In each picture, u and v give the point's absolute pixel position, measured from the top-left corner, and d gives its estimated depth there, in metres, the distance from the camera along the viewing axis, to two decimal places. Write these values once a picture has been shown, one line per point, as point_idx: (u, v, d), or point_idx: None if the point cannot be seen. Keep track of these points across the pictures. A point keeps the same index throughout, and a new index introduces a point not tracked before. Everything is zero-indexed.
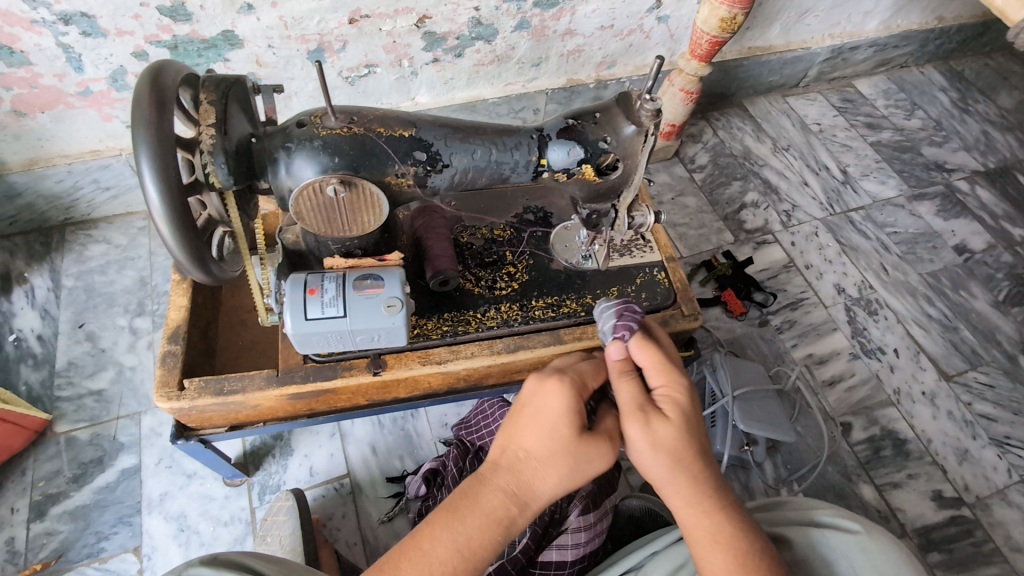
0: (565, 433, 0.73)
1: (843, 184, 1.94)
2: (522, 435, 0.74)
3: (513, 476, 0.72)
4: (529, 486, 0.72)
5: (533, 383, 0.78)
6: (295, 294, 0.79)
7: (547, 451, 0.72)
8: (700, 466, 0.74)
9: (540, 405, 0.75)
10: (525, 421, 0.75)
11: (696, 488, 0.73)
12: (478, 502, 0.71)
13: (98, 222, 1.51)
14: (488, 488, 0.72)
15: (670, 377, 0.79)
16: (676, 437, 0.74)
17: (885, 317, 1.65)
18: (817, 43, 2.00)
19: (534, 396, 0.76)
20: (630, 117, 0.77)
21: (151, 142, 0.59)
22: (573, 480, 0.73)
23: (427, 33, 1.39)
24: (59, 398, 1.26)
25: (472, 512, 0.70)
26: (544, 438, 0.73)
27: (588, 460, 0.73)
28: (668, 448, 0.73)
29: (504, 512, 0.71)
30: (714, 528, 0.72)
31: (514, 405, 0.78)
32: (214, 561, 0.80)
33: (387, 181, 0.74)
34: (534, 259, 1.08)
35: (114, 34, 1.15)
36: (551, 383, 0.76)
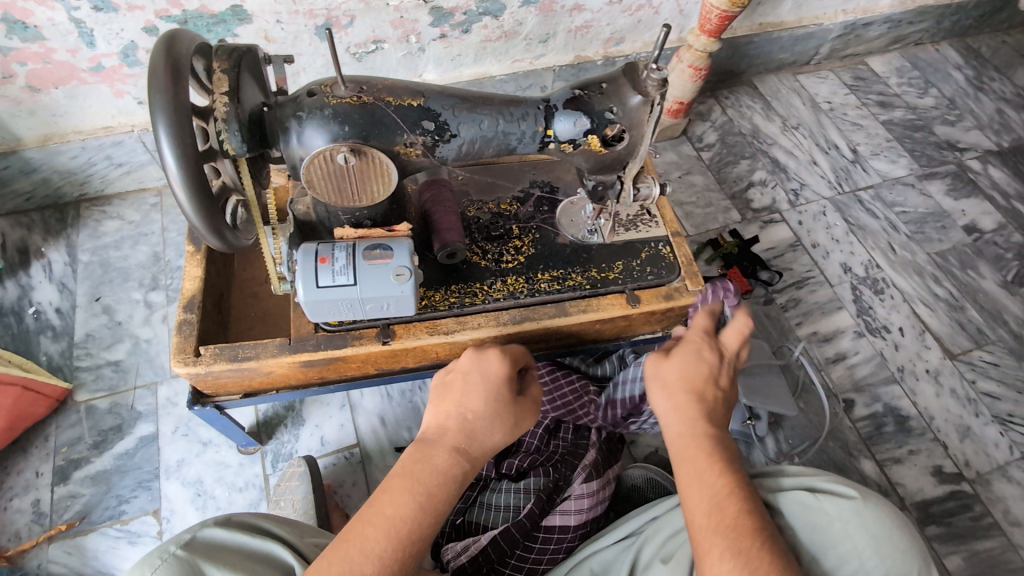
0: (503, 395, 0.83)
1: (853, 163, 1.92)
2: (465, 401, 0.81)
3: (462, 437, 0.79)
4: (478, 443, 0.80)
5: (470, 354, 0.86)
6: (306, 262, 0.80)
7: (490, 412, 0.81)
8: (697, 403, 0.82)
9: (481, 372, 0.84)
10: (466, 388, 0.83)
11: (688, 416, 0.81)
12: (431, 462, 0.77)
13: (112, 199, 1.53)
14: (438, 451, 0.78)
15: (699, 333, 0.90)
16: (679, 369, 0.85)
17: (891, 295, 1.66)
18: (829, 19, 1.97)
19: (474, 364, 0.85)
20: (637, 87, 0.77)
21: (168, 108, 0.61)
22: (513, 435, 0.84)
23: (435, 8, 1.39)
24: (78, 368, 1.29)
25: (427, 473, 0.76)
26: (486, 400, 0.81)
27: (523, 417, 0.85)
28: (668, 378, 0.85)
29: (459, 470, 0.77)
30: (696, 453, 0.77)
31: (452, 376, 0.85)
32: (227, 522, 0.83)
33: (396, 151, 0.75)
34: (540, 233, 1.09)
35: (125, 9, 1.16)
36: (488, 354, 0.86)
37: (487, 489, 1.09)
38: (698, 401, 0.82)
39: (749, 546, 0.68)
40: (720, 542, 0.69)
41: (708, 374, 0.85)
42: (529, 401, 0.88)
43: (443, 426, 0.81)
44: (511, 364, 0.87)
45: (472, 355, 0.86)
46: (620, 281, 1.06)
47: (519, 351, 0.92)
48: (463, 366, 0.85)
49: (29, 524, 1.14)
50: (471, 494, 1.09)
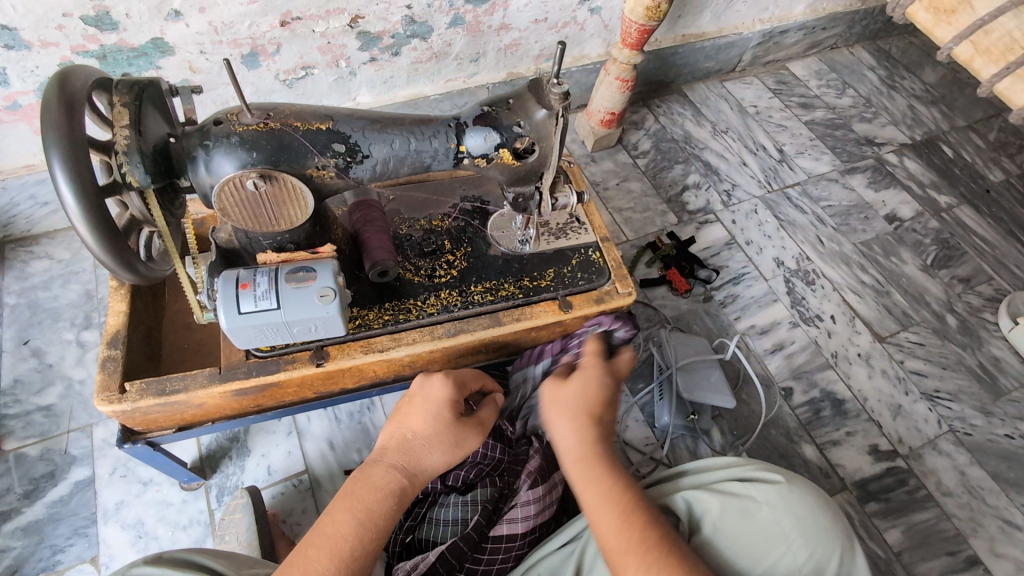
0: (446, 416, 0.87)
1: (780, 162, 2.03)
2: (410, 420, 0.87)
3: (404, 454, 0.85)
4: (417, 460, 0.85)
5: (420, 379, 0.92)
6: (227, 289, 0.80)
7: (430, 431, 0.86)
8: (593, 436, 0.90)
9: (427, 393, 0.89)
10: (411, 410, 0.89)
11: (590, 450, 0.89)
12: (369, 482, 0.82)
13: (40, 238, 1.49)
14: (378, 469, 0.83)
15: (594, 361, 0.97)
16: (575, 405, 0.92)
17: (822, 285, 1.74)
18: (748, 28, 2.09)
19: (421, 387, 0.91)
20: (541, 102, 0.81)
21: (64, 145, 0.61)
22: (454, 454, 0.87)
23: (362, 33, 1.42)
24: (5, 416, 1.24)
25: (366, 491, 0.81)
26: (429, 419, 0.87)
27: (465, 437, 0.88)
28: (569, 417, 0.91)
29: (397, 485, 0.82)
30: (597, 483, 0.86)
31: (404, 399, 0.91)
32: (158, 559, 0.82)
33: (309, 174, 0.76)
34: (473, 247, 1.12)
35: (38, 46, 1.15)
36: (433, 376, 0.91)
37: (435, 504, 1.09)
38: (595, 431, 0.91)
39: (664, 558, 0.77)
40: (633, 561, 0.77)
41: (603, 404, 0.93)
42: (474, 422, 0.91)
43: (387, 447, 0.86)
44: (457, 387, 0.91)
45: (421, 381, 0.92)
46: (551, 288, 1.09)
47: (467, 375, 0.96)
48: (418, 387, 0.91)
49: None
50: (419, 511, 1.09)
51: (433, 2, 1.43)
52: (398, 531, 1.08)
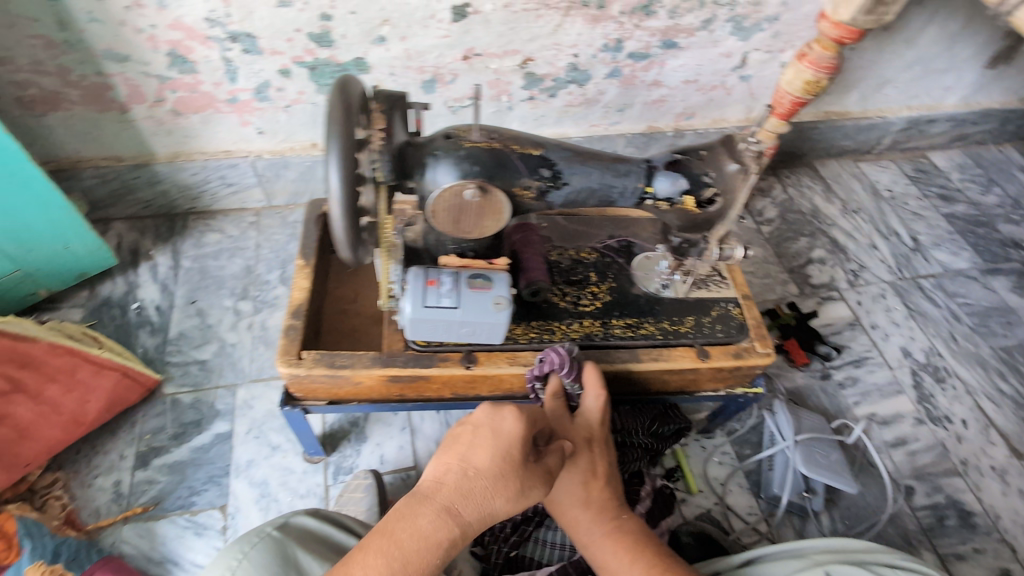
0: (513, 458, 0.75)
1: (913, 251, 1.95)
2: (473, 453, 0.76)
3: (459, 494, 0.72)
4: (474, 506, 0.72)
5: (488, 409, 0.81)
6: (417, 283, 0.90)
7: (496, 475, 0.74)
8: (590, 503, 0.89)
9: (496, 427, 0.78)
10: (475, 442, 0.77)
11: (590, 521, 0.89)
12: (415, 524, 0.69)
13: (217, 214, 1.68)
14: (427, 509, 0.71)
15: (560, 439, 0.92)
16: (567, 485, 0.89)
17: (953, 385, 1.63)
18: (894, 113, 2.05)
19: (490, 418, 0.79)
20: (734, 156, 0.85)
21: (341, 137, 0.71)
22: (517, 503, 0.75)
23: (529, 73, 1.54)
24: (169, 362, 1.40)
25: (408, 534, 0.68)
26: (495, 458, 0.75)
27: (530, 485, 0.76)
28: (563, 494, 0.90)
29: (446, 533, 0.69)
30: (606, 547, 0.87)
31: (467, 428, 0.79)
32: (315, 514, 0.96)
33: (514, 192, 0.84)
34: (617, 282, 1.16)
35: (268, 53, 1.32)
36: (507, 411, 0.80)
37: (541, 525, 1.14)
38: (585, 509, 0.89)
39: None
40: None
41: (582, 470, 0.90)
42: (541, 471, 0.79)
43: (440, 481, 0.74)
44: (528, 425, 0.80)
45: (489, 411, 0.81)
46: (690, 335, 1.11)
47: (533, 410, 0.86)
48: (482, 417, 0.80)
49: (108, 503, 1.20)
50: (525, 529, 1.12)
51: (599, 54, 1.53)
52: (503, 543, 1.11)
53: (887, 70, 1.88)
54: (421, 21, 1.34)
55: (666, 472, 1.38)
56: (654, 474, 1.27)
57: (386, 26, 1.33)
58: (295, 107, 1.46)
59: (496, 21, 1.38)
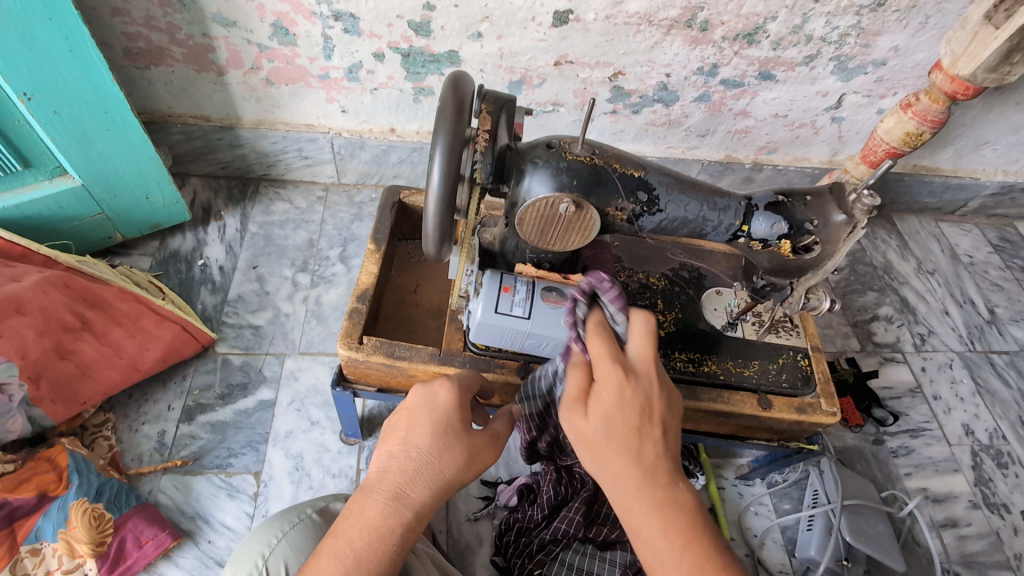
0: (453, 428, 0.76)
1: (988, 323, 1.84)
2: (412, 437, 0.75)
3: (401, 478, 0.72)
4: (421, 484, 0.72)
5: (417, 388, 0.81)
6: (491, 288, 0.89)
7: (439, 447, 0.74)
8: (630, 460, 0.67)
9: (430, 403, 0.78)
10: (412, 424, 0.76)
11: (628, 484, 0.67)
12: (363, 514, 0.69)
13: (288, 184, 1.71)
14: (374, 500, 0.70)
15: (607, 368, 0.73)
16: (604, 431, 0.69)
17: (1016, 473, 1.53)
18: (987, 175, 1.95)
19: (423, 397, 0.78)
20: (842, 207, 0.81)
21: (449, 134, 0.71)
22: (468, 471, 0.76)
23: (616, 87, 1.51)
24: (224, 323, 1.43)
25: (357, 528, 0.68)
26: (435, 432, 0.75)
27: (478, 450, 0.77)
28: (600, 437, 0.69)
29: (398, 517, 0.69)
30: (645, 520, 0.65)
31: (400, 413, 0.79)
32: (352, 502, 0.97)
33: (607, 212, 0.82)
34: (683, 313, 1.12)
35: (367, 36, 1.34)
36: (438, 386, 0.80)
37: (569, 547, 1.10)
38: (629, 449, 0.68)
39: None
40: None
41: (629, 418, 0.69)
42: (488, 435, 0.80)
43: (388, 468, 0.73)
44: (463, 396, 0.81)
45: (425, 387, 0.80)
46: (754, 381, 1.07)
47: (469, 379, 0.85)
48: (412, 398, 0.79)
49: (151, 451, 1.23)
50: (552, 549, 1.10)
51: (691, 76, 1.49)
52: (526, 559, 1.11)
53: (989, 130, 1.78)
54: (521, 22, 1.33)
55: None
56: None
57: (486, 23, 1.33)
58: (381, 91, 1.48)
59: (595, 31, 1.36)
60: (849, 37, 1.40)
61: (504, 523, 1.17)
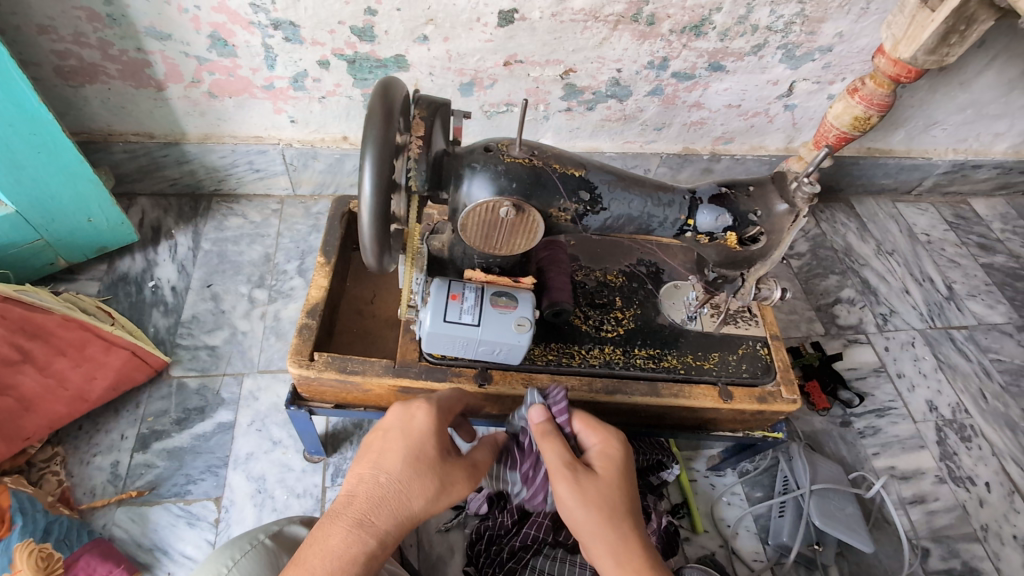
0: (427, 455, 0.75)
1: (947, 300, 1.88)
2: (385, 463, 0.74)
3: (370, 504, 0.70)
4: (389, 511, 0.70)
5: (393, 410, 0.80)
6: (439, 296, 0.88)
7: (409, 474, 0.73)
8: (628, 520, 0.75)
9: (405, 427, 0.77)
10: (386, 449, 0.75)
11: (630, 542, 0.72)
12: (325, 542, 0.66)
13: (241, 198, 1.67)
14: (338, 526, 0.68)
15: (601, 439, 0.84)
16: (615, 489, 0.77)
17: (979, 445, 1.56)
18: (939, 155, 1.99)
19: (400, 420, 0.78)
20: (784, 197, 0.82)
21: (378, 143, 0.68)
22: (438, 500, 0.74)
23: (569, 84, 1.50)
24: (178, 345, 1.38)
25: (319, 554, 0.65)
26: (408, 458, 0.74)
27: (449, 477, 0.76)
28: (607, 493, 0.76)
29: (363, 544, 0.67)
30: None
31: (374, 437, 0.77)
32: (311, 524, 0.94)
33: (550, 213, 0.80)
34: (642, 309, 1.12)
35: (309, 43, 1.30)
36: (416, 409, 0.79)
37: (539, 553, 1.09)
38: (630, 509, 0.76)
39: None
40: None
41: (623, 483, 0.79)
42: (462, 463, 0.80)
43: (357, 492, 0.71)
44: (440, 420, 0.80)
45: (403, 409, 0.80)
46: (714, 373, 1.07)
47: (449, 402, 0.85)
48: (391, 420, 0.79)
49: (104, 483, 1.19)
50: (522, 556, 1.08)
51: (642, 70, 1.49)
52: (497, 568, 1.08)
53: (937, 111, 1.82)
54: (466, 23, 1.31)
55: (672, 507, 1.33)
56: (659, 510, 1.21)
57: (431, 25, 1.30)
58: (330, 99, 1.44)
59: (542, 29, 1.35)
60: (794, 25, 1.42)
61: (475, 533, 1.14)
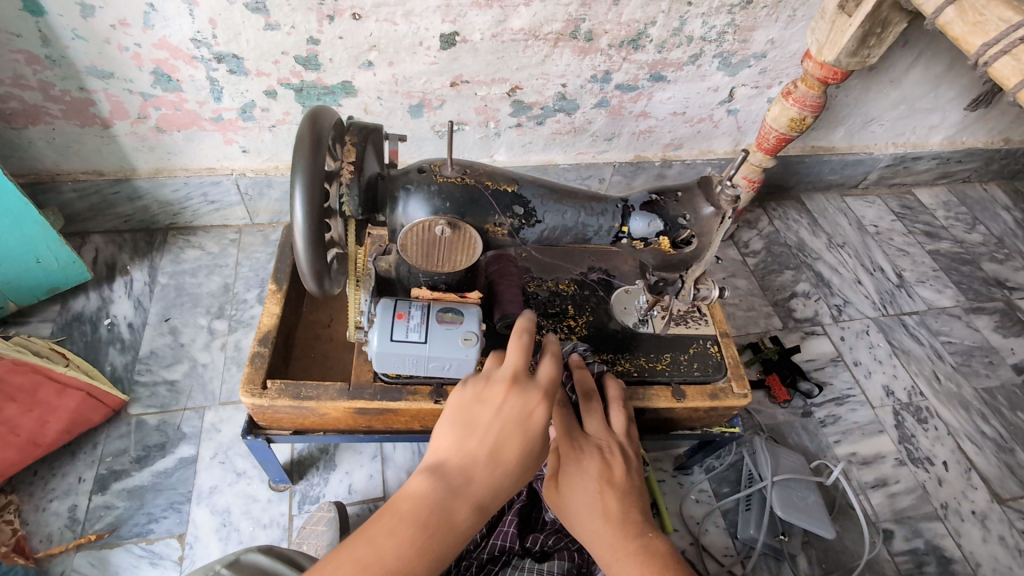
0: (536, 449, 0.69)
1: (897, 287, 1.95)
2: (503, 446, 0.65)
3: (481, 504, 0.63)
4: (498, 499, 0.66)
5: (505, 388, 0.69)
6: (385, 315, 0.89)
7: (523, 468, 0.67)
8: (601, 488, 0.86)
9: (520, 417, 0.67)
10: (501, 431, 0.66)
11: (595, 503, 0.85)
12: (446, 520, 0.61)
13: (198, 230, 1.66)
14: (458, 505, 0.62)
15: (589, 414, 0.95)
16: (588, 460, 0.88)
17: (935, 426, 1.62)
18: (879, 149, 2.07)
19: (517, 409, 0.68)
20: (711, 200, 0.85)
21: (308, 170, 0.70)
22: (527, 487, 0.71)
23: (516, 101, 1.54)
24: (136, 382, 1.36)
25: (440, 533, 0.60)
26: (526, 452, 0.67)
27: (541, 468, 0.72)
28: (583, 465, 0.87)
29: (474, 528, 0.64)
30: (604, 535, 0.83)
31: (479, 408, 0.67)
32: (270, 551, 0.92)
33: (486, 229, 0.83)
34: (594, 316, 1.14)
35: (254, 74, 1.32)
36: (535, 401, 0.69)
37: (508, 565, 1.08)
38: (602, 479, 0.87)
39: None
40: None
41: (637, 472, 0.93)
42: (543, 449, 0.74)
43: (461, 488, 0.63)
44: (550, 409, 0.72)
45: (525, 391, 0.69)
46: (666, 373, 1.09)
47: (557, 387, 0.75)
48: (508, 406, 0.68)
49: (61, 529, 1.16)
50: (491, 569, 1.08)
51: (587, 84, 1.53)
52: None
53: (872, 108, 1.90)
54: (409, 48, 1.34)
55: None
56: None
57: (374, 51, 1.33)
58: (280, 127, 1.46)
59: (484, 50, 1.38)
60: (727, 35, 1.48)
61: None
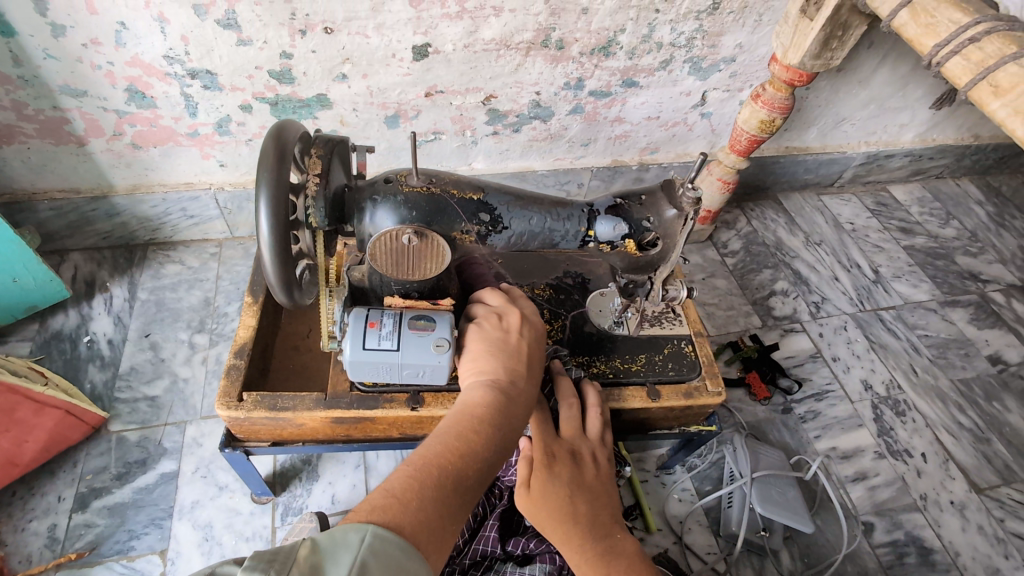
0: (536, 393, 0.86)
1: (874, 283, 1.98)
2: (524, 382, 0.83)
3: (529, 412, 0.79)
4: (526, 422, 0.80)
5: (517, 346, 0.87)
6: (357, 325, 0.89)
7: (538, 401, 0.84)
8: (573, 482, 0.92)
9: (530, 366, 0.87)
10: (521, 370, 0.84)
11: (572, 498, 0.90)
12: (505, 425, 0.75)
13: (177, 245, 1.67)
14: (513, 413, 0.77)
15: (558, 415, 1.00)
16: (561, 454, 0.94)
17: (913, 419, 1.64)
18: (852, 148, 2.11)
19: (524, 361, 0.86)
20: (673, 202, 0.87)
21: (271, 184, 0.71)
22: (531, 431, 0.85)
23: (492, 110, 1.56)
24: (117, 399, 1.36)
25: (503, 431, 0.74)
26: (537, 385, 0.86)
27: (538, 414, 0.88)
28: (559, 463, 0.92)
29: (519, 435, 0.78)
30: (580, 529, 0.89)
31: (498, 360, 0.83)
32: None
33: (453, 236, 0.84)
34: (570, 319, 1.15)
35: (229, 89, 1.33)
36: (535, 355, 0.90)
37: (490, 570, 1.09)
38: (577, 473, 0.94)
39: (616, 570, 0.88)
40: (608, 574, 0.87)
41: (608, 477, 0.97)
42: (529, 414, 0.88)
43: (512, 396, 0.78)
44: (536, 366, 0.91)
45: (539, 330, 0.92)
46: (641, 374, 1.11)
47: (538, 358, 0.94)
48: (529, 338, 0.88)
49: (41, 549, 1.15)
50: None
51: (560, 91, 1.56)
52: None
53: (843, 108, 1.94)
54: (382, 60, 1.36)
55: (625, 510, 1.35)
56: None
57: (348, 64, 1.35)
58: (256, 141, 1.46)
59: (456, 60, 1.40)
60: (695, 40, 1.51)
61: None
